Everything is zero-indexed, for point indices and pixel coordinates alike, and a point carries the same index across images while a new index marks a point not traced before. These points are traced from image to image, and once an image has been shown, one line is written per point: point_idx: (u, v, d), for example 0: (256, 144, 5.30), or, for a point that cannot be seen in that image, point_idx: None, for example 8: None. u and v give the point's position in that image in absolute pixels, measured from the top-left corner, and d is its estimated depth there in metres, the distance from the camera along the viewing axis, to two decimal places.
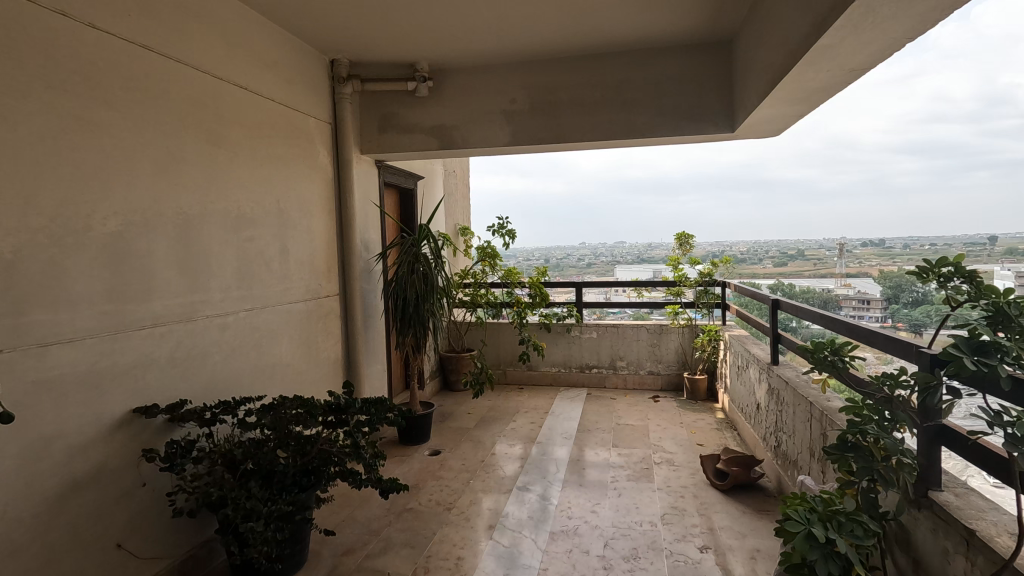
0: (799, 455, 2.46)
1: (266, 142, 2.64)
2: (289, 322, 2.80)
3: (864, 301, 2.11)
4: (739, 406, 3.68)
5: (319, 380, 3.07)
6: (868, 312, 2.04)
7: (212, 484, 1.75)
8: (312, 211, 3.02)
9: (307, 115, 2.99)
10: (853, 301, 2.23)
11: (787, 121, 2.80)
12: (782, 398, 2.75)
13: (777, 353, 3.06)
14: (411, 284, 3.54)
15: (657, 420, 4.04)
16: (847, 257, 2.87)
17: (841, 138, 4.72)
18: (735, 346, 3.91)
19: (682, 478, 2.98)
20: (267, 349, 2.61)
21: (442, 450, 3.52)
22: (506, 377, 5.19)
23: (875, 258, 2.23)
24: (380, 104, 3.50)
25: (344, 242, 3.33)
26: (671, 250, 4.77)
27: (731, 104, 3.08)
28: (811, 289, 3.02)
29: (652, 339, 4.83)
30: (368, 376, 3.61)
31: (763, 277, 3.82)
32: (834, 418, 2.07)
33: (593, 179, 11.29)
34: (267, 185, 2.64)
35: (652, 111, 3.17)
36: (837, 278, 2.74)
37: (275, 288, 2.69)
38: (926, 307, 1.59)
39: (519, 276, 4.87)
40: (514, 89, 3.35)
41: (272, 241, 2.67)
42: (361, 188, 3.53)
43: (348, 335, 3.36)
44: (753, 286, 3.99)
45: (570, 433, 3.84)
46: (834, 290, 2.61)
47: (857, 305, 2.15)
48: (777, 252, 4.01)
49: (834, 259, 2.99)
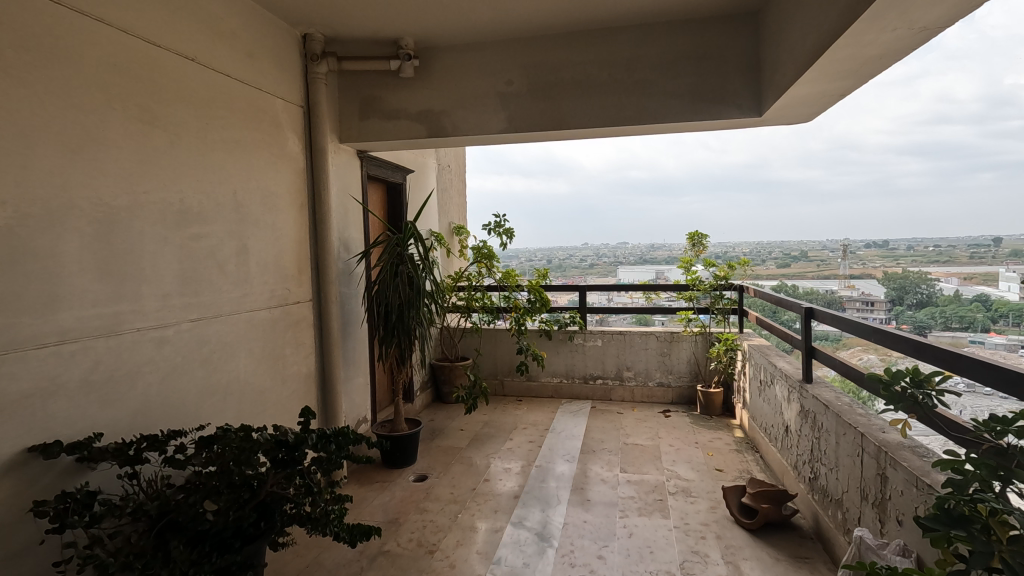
0: (846, 495, 2.08)
1: (221, 125, 2.26)
2: (249, 334, 2.42)
3: (869, 303, 2.32)
4: (762, 425, 3.28)
5: (287, 398, 2.69)
6: (871, 314, 2.26)
7: (115, 551, 1.35)
8: (280, 205, 2.65)
9: (273, 96, 2.62)
10: (854, 304, 2.41)
11: (826, 102, 2.42)
12: (820, 424, 2.37)
13: (810, 369, 2.66)
14: (396, 289, 3.16)
15: (670, 439, 3.64)
16: (850, 258, 3.04)
17: (856, 134, 4.46)
18: (756, 358, 3.51)
19: (702, 513, 2.59)
20: (218, 367, 2.23)
21: (430, 474, 3.14)
22: (503, 389, 4.80)
23: (880, 262, 2.51)
24: (359, 87, 3.13)
25: (318, 241, 2.96)
26: (683, 252, 4.38)
27: (757, 84, 2.70)
28: (813, 288, 3.03)
29: (662, 348, 4.45)
30: (347, 391, 3.24)
31: (767, 278, 3.74)
32: (896, 457, 1.71)
33: (594, 178, 10.88)
34: (221, 174, 2.26)
35: (667, 93, 2.79)
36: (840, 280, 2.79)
37: (231, 295, 2.31)
38: (931, 309, 1.94)
39: (518, 278, 4.50)
40: (511, 69, 2.97)
41: (227, 239, 2.29)
42: (338, 181, 3.16)
43: (324, 346, 2.99)
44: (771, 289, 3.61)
45: (574, 454, 3.46)
46: (838, 291, 2.65)
47: (860, 307, 2.34)
48: (777, 258, 3.68)
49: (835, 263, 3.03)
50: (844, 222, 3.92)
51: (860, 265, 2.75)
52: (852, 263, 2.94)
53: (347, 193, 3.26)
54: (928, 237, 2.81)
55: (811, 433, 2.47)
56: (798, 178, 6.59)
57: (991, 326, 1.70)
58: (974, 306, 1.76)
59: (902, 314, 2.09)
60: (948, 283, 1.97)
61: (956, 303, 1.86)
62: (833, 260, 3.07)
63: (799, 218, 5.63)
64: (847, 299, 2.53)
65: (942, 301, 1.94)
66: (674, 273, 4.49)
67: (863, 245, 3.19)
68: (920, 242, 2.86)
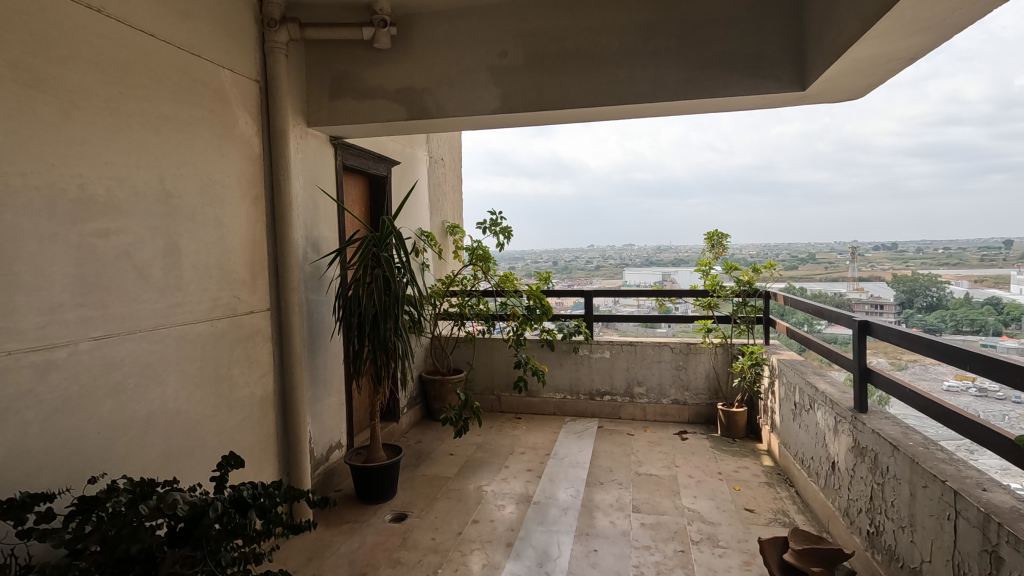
0: (927, 566, 1.62)
1: (140, 95, 1.83)
2: (181, 353, 1.99)
3: (878, 306, 2.29)
4: (799, 456, 2.82)
5: (235, 427, 2.26)
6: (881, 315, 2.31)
7: None
8: (225, 195, 2.22)
9: (217, 65, 2.18)
10: (865, 304, 2.42)
11: (892, 67, 1.97)
12: (884, 468, 1.90)
13: (865, 397, 2.20)
14: (370, 296, 2.72)
15: (688, 468, 3.17)
16: (860, 260, 2.87)
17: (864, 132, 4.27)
18: (789, 375, 3.05)
19: (734, 572, 2.13)
20: (135, 396, 1.80)
21: (410, 513, 2.69)
22: (501, 405, 4.36)
23: (888, 264, 2.48)
24: (330, 61, 2.71)
25: (278, 240, 2.53)
26: (701, 253, 3.86)
27: (800, 50, 2.24)
28: (823, 293, 2.98)
29: (677, 361, 3.99)
30: (316, 414, 2.82)
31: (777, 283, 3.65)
32: (1016, 533, 1.25)
33: (601, 179, 10.29)
34: (143, 156, 1.83)
35: (690, 65, 2.34)
36: (849, 282, 2.74)
37: (156, 306, 1.88)
38: (942, 313, 1.95)
39: (517, 283, 4.02)
40: (505, 38, 2.52)
41: (151, 237, 1.86)
42: (305, 171, 2.73)
43: (285, 363, 2.56)
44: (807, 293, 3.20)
45: (578, 485, 3.01)
46: (846, 293, 2.64)
47: (870, 308, 2.37)
48: (789, 257, 3.48)
49: (845, 264, 2.90)
50: (851, 222, 3.72)
51: (869, 267, 2.65)
52: (861, 265, 2.80)
53: (316, 185, 2.83)
54: (961, 240, 2.50)
55: (869, 476, 2.02)
56: (809, 179, 6.15)
57: (1003, 329, 1.69)
58: (985, 309, 1.77)
59: (910, 316, 2.09)
60: (960, 284, 1.97)
61: (967, 306, 1.84)
62: (842, 261, 2.97)
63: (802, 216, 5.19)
64: (857, 300, 2.53)
65: (952, 303, 1.96)
66: (682, 276, 4.01)
67: (872, 248, 3.06)
68: (949, 247, 2.53)
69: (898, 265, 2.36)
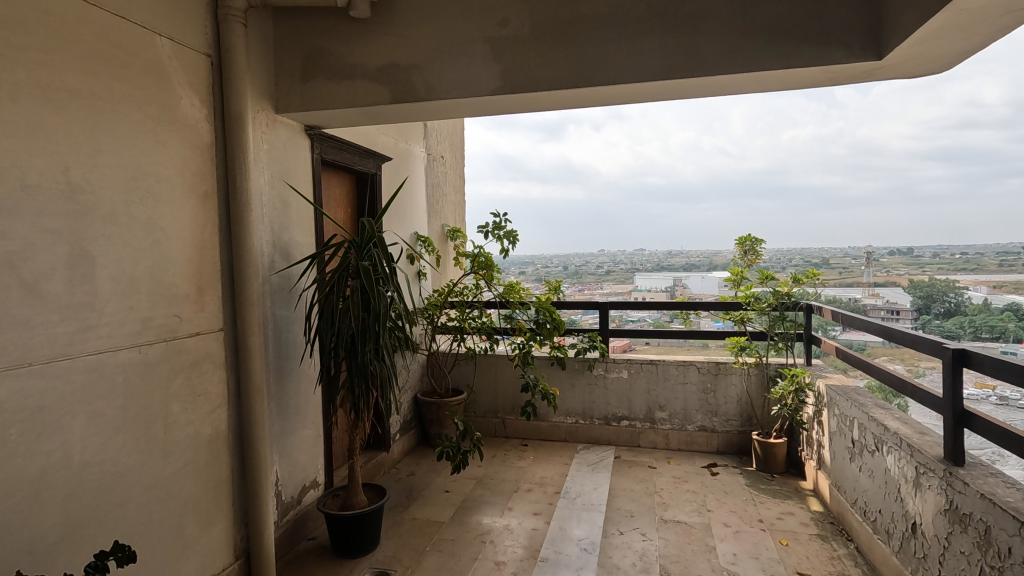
0: None
1: (35, 62, 1.42)
2: (97, 390, 1.58)
3: (895, 311, 2.26)
4: (860, 506, 2.34)
5: (175, 475, 1.84)
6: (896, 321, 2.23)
7: None
8: (163, 192, 1.81)
9: (151, 32, 1.77)
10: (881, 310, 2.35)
11: (1008, 21, 1.53)
12: (1006, 552, 1.43)
13: (960, 448, 1.72)
14: (346, 313, 2.29)
15: (722, 513, 2.71)
16: (875, 265, 2.71)
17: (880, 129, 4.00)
18: (843, 407, 2.58)
19: None
20: (23, 451, 1.38)
21: (392, 570, 2.26)
22: (506, 429, 3.93)
23: (902, 267, 2.30)
24: (302, 37, 2.32)
25: (231, 246, 2.10)
26: (731, 260, 3.31)
27: (875, 9, 1.80)
28: (835, 296, 2.89)
29: (704, 384, 3.53)
30: (283, 450, 2.39)
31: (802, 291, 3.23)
32: None
33: (612, 183, 9.76)
34: (35, 140, 1.42)
35: (734, 31, 1.90)
36: (864, 287, 2.59)
37: (55, 331, 1.47)
38: (959, 318, 1.89)
39: (523, 292, 3.60)
40: (506, 3, 2.10)
41: (48, 243, 1.45)
42: (270, 164, 2.32)
43: (240, 393, 2.14)
44: (839, 301, 2.87)
45: (594, 532, 2.56)
46: (861, 298, 2.56)
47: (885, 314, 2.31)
48: (801, 258, 3.07)
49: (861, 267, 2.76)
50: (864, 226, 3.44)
51: (883, 272, 2.51)
52: (876, 271, 2.62)
53: (285, 181, 2.42)
54: (980, 245, 2.23)
55: (977, 553, 1.55)
56: (823, 183, 5.73)
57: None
58: (1006, 316, 1.68)
59: (926, 323, 1.97)
60: (976, 291, 1.87)
61: (985, 313, 1.78)
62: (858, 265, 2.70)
63: (817, 220, 4.74)
64: (872, 307, 2.44)
65: (969, 310, 1.87)
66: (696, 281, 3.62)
67: (887, 253, 2.76)
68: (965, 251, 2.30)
69: (912, 267, 2.28)
